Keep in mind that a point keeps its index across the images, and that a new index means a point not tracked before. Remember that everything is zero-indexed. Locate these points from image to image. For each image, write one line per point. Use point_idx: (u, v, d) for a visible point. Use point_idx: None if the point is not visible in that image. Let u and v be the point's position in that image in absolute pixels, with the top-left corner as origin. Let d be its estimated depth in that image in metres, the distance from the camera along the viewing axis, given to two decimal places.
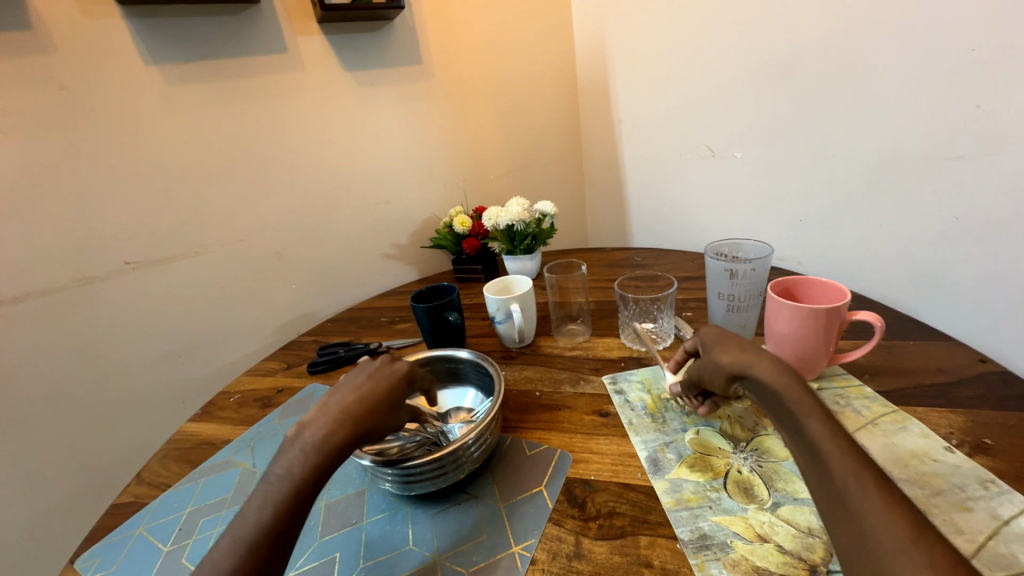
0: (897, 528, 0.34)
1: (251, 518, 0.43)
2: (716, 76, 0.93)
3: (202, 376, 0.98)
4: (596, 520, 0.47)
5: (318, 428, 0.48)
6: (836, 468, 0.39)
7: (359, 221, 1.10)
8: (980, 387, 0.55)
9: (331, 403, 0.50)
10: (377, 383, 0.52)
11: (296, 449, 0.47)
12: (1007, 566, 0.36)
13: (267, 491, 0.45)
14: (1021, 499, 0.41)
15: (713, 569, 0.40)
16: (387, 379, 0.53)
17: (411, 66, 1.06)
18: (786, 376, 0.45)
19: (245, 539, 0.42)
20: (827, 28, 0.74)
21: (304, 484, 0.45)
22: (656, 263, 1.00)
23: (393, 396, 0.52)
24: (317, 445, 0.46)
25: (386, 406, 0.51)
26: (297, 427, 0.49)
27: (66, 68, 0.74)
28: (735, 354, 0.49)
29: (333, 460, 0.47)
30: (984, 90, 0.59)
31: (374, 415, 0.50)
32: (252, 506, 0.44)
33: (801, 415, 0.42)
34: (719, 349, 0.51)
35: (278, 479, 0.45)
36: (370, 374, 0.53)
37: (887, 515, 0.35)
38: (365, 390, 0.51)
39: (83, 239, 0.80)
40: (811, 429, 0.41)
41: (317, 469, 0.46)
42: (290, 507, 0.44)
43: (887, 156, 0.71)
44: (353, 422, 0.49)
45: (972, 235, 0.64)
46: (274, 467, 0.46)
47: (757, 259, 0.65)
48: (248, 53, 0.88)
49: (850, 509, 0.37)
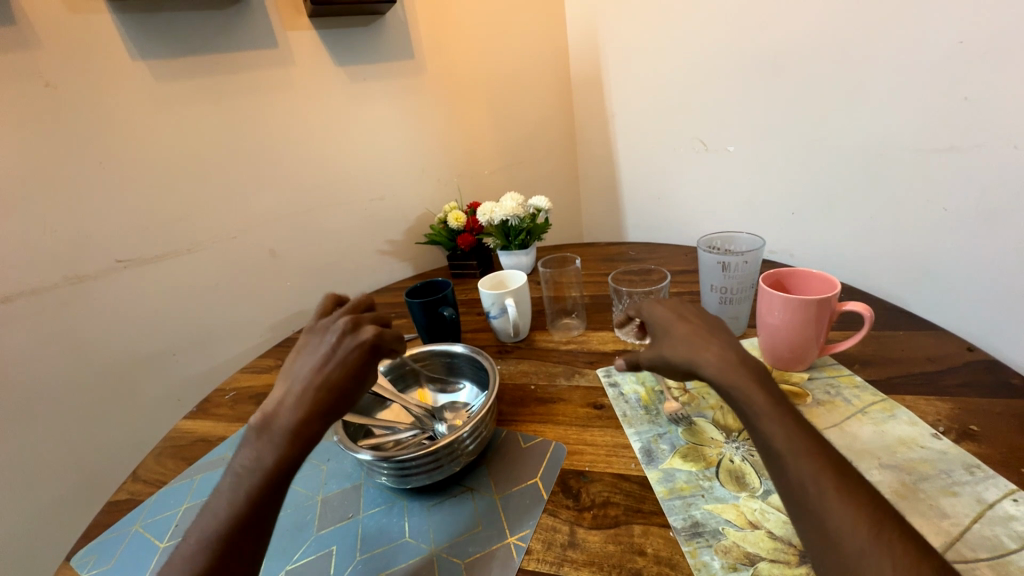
0: (858, 526, 0.34)
1: (221, 513, 0.42)
2: (708, 70, 0.93)
3: (196, 374, 0.98)
4: (591, 510, 0.47)
5: (286, 416, 0.46)
6: (794, 468, 0.38)
7: (353, 217, 1.10)
8: (967, 375, 0.56)
9: (297, 386, 0.47)
10: (343, 359, 0.48)
11: (263, 440, 0.45)
12: (991, 548, 0.37)
13: (235, 483, 0.44)
14: (1006, 484, 0.42)
15: (705, 555, 0.41)
16: (353, 350, 0.49)
17: (404, 61, 1.06)
18: (738, 371, 0.44)
19: (214, 532, 0.41)
20: (819, 20, 0.74)
21: (274, 474, 0.44)
22: (651, 257, 1.00)
23: (361, 369, 0.49)
24: (284, 436, 0.45)
25: (355, 381, 0.49)
26: (263, 415, 0.47)
27: (53, 65, 0.74)
28: (685, 347, 0.47)
29: (302, 448, 0.45)
30: (972, 80, 0.60)
31: (343, 395, 0.48)
32: (220, 501, 0.43)
33: (755, 416, 0.41)
34: (668, 342, 0.49)
35: (245, 470, 0.44)
36: (334, 350, 0.49)
37: (846, 515, 0.35)
38: (331, 368, 0.48)
39: (75, 238, 0.80)
40: (768, 432, 0.40)
41: (285, 461, 0.44)
42: (261, 497, 0.43)
43: (878, 148, 0.72)
44: (321, 405, 0.47)
45: (962, 225, 0.64)
46: (239, 459, 0.45)
47: (749, 252, 0.65)
48: (238, 48, 0.88)
49: (811, 512, 0.36)
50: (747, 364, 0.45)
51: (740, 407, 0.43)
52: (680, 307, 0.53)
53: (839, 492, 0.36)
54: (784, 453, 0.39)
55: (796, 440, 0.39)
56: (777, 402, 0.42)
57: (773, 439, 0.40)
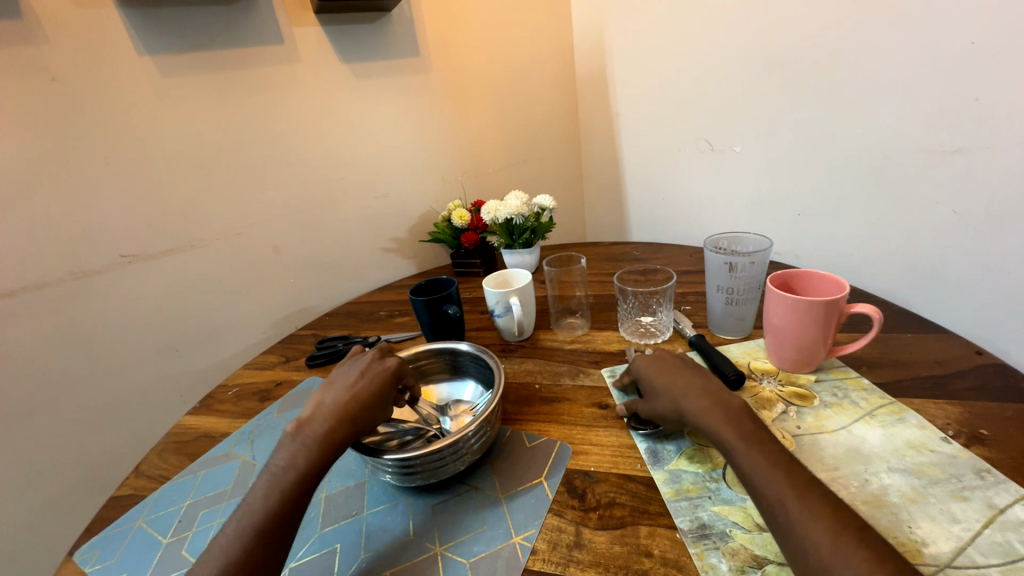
0: (821, 534, 0.35)
1: (257, 506, 0.43)
2: (715, 70, 0.92)
3: (200, 370, 0.97)
4: (597, 510, 0.47)
5: (318, 424, 0.49)
6: (765, 489, 0.39)
7: (358, 214, 1.10)
8: (976, 379, 0.55)
9: (330, 399, 0.51)
10: (371, 378, 0.52)
11: (297, 443, 0.47)
12: (1002, 554, 0.37)
13: (269, 482, 0.45)
14: (1017, 488, 0.42)
15: (713, 558, 0.41)
16: (380, 373, 0.53)
17: (409, 58, 1.05)
18: (714, 411, 0.46)
19: (251, 522, 0.43)
20: (829, 20, 0.73)
21: (306, 475, 0.45)
22: (656, 257, 1.00)
23: (387, 390, 0.53)
24: (317, 440, 0.47)
25: (382, 399, 0.52)
26: (297, 422, 0.50)
27: (58, 58, 0.73)
28: (662, 397, 0.50)
29: (331, 453, 0.47)
30: (984, 82, 0.59)
31: (370, 409, 0.50)
32: (256, 496, 0.45)
33: (729, 447, 0.43)
34: (652, 396, 0.52)
35: (280, 469, 0.46)
36: (365, 370, 0.53)
37: (810, 527, 0.36)
38: (359, 387, 0.51)
39: (78, 232, 0.79)
40: (741, 463, 0.41)
41: (316, 462, 0.46)
42: (294, 494, 0.44)
43: (887, 148, 0.71)
44: (349, 416, 0.49)
45: (972, 228, 0.64)
46: (274, 461, 0.47)
47: (756, 253, 0.65)
48: (244, 42, 0.87)
49: (781, 528, 0.37)
50: (720, 398, 0.47)
51: (715, 442, 0.44)
52: (664, 356, 0.55)
53: (802, 507, 0.37)
54: (754, 480, 0.40)
55: (761, 463, 0.40)
56: (744, 430, 0.44)
57: (747, 465, 0.41)
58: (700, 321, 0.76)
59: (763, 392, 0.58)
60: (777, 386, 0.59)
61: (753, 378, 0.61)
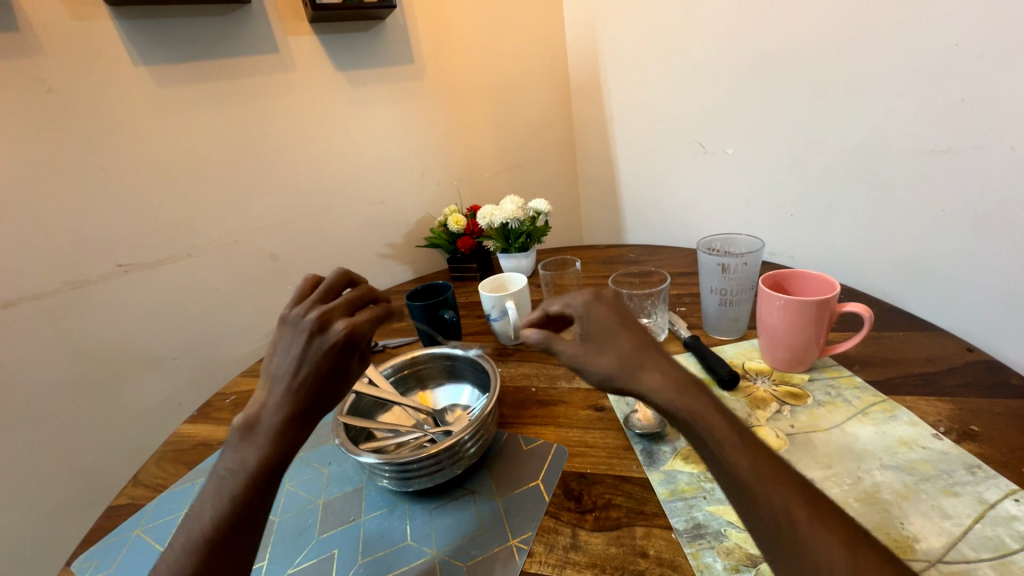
0: (834, 550, 0.32)
1: (206, 516, 0.42)
2: (706, 73, 0.93)
3: (197, 378, 0.97)
4: (593, 512, 0.47)
5: (267, 421, 0.44)
6: (766, 499, 0.34)
7: (354, 221, 1.10)
8: (967, 375, 0.56)
9: (277, 387, 0.45)
10: (316, 359, 0.44)
11: (247, 442, 0.44)
12: (993, 548, 0.37)
13: (219, 486, 0.44)
14: (1007, 483, 0.42)
15: (707, 557, 0.41)
16: (324, 355, 0.44)
17: (403, 65, 1.06)
18: (688, 391, 0.38)
19: (200, 535, 0.41)
20: (816, 24, 0.74)
21: (258, 479, 0.43)
22: (651, 259, 1.00)
23: (338, 370, 0.46)
24: (266, 442, 0.44)
25: (336, 377, 0.46)
26: (247, 415, 0.45)
27: (55, 70, 0.74)
28: (623, 357, 0.39)
29: (288, 448, 0.44)
30: (969, 83, 0.60)
31: (325, 393, 0.45)
32: (205, 504, 0.43)
33: (719, 445, 0.36)
34: (600, 350, 0.40)
35: (230, 473, 0.44)
36: (307, 347, 0.45)
37: (826, 545, 0.32)
38: (303, 375, 0.44)
39: (76, 241, 0.80)
40: (735, 463, 0.35)
41: (269, 466, 0.43)
42: (245, 500, 0.43)
43: (876, 149, 0.72)
44: (298, 408, 0.44)
45: (960, 226, 0.65)
46: (225, 460, 0.45)
47: (749, 253, 0.66)
48: (239, 53, 0.88)
49: (785, 543, 0.33)
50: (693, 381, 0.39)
51: (699, 437, 0.37)
52: (616, 302, 0.43)
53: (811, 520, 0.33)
54: (752, 485, 0.35)
55: (764, 468, 0.35)
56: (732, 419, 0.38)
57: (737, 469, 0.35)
58: (695, 322, 0.76)
59: (758, 392, 0.58)
60: (771, 386, 0.59)
61: (747, 378, 0.61)
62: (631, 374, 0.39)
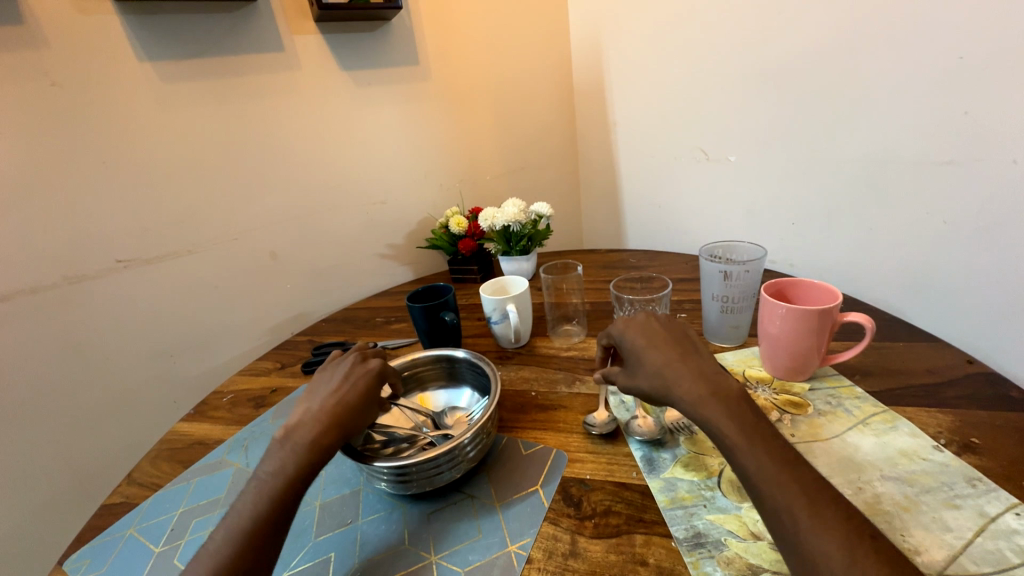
0: (830, 549, 0.34)
1: (246, 512, 0.44)
2: (710, 81, 0.93)
3: (195, 375, 0.97)
4: (592, 519, 0.47)
5: (304, 434, 0.49)
6: (772, 497, 0.38)
7: (355, 220, 1.10)
8: (967, 388, 0.56)
9: (316, 406, 0.51)
10: (355, 384, 0.53)
11: (285, 450, 0.48)
12: (994, 562, 0.37)
13: (257, 487, 0.46)
14: (1007, 497, 0.42)
15: (707, 567, 0.41)
16: (364, 376, 0.54)
17: (408, 66, 1.06)
18: (708, 402, 0.44)
19: (240, 530, 0.43)
20: (821, 36, 0.74)
21: (295, 479, 0.46)
22: (652, 265, 1.00)
23: (373, 391, 0.54)
24: (304, 447, 0.48)
25: (368, 403, 0.53)
26: (285, 429, 0.50)
27: (59, 65, 0.74)
28: (654, 368, 0.48)
29: (322, 456, 0.48)
30: (974, 97, 0.60)
31: (358, 415, 0.51)
32: (244, 502, 0.45)
33: (736, 450, 0.41)
34: (640, 356, 0.49)
35: (269, 476, 0.46)
36: (347, 375, 0.54)
37: (823, 541, 0.35)
38: (345, 391, 0.52)
39: (75, 236, 0.79)
40: (747, 465, 0.40)
41: (306, 467, 0.47)
42: (283, 500, 0.45)
43: (878, 160, 0.72)
44: (337, 420, 0.50)
45: (962, 238, 0.65)
46: (262, 467, 0.47)
47: (751, 261, 0.65)
48: (244, 50, 0.88)
49: (788, 539, 0.36)
50: (717, 384, 0.45)
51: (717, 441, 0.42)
52: (649, 326, 0.52)
53: (813, 518, 0.36)
54: (767, 485, 0.38)
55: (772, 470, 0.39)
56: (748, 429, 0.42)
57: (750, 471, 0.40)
58: (695, 329, 0.76)
59: (758, 400, 0.58)
60: (772, 394, 0.59)
61: (747, 386, 0.61)
62: (659, 385, 0.47)
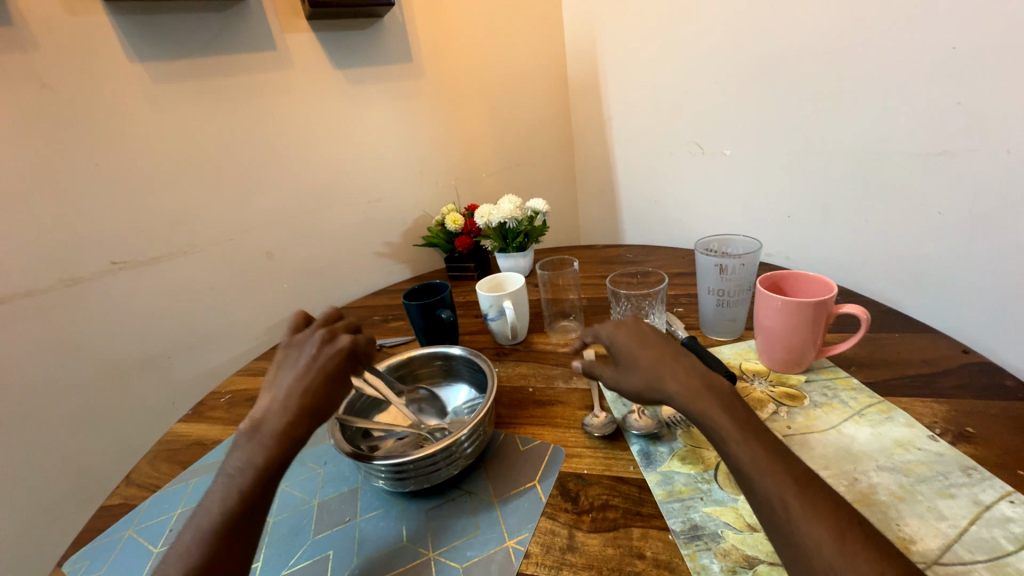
0: (820, 537, 0.34)
1: (217, 509, 0.43)
2: (704, 74, 0.93)
3: (192, 376, 0.97)
4: (589, 513, 0.47)
5: (273, 425, 0.48)
6: (761, 487, 0.38)
7: (351, 219, 1.10)
8: (962, 377, 0.56)
9: (283, 394, 0.50)
10: (324, 366, 0.51)
11: (255, 443, 0.47)
12: (988, 549, 0.37)
13: (227, 484, 0.45)
14: (1002, 485, 0.42)
15: (704, 559, 0.41)
16: (333, 358, 0.52)
17: (401, 63, 1.06)
18: (700, 396, 0.44)
19: (212, 526, 0.43)
20: (814, 28, 0.74)
21: (266, 471, 0.45)
22: (648, 259, 1.00)
23: (344, 373, 0.52)
24: (273, 440, 0.47)
25: (339, 386, 0.52)
26: (253, 421, 0.49)
27: (50, 67, 0.73)
28: (647, 368, 0.47)
29: (295, 446, 0.48)
30: (967, 87, 0.60)
31: (328, 401, 0.50)
32: (214, 499, 0.45)
33: (728, 441, 0.41)
34: (631, 358, 0.49)
35: (238, 471, 0.46)
36: (316, 357, 0.52)
37: (813, 528, 0.35)
38: (313, 375, 0.51)
39: (70, 239, 0.79)
40: (736, 455, 0.40)
41: (275, 458, 0.46)
42: (253, 494, 0.44)
43: (873, 153, 0.72)
44: (307, 409, 0.49)
45: (957, 228, 0.65)
46: (230, 462, 0.47)
47: (747, 254, 0.66)
48: (235, 49, 0.88)
49: (781, 528, 0.36)
50: (706, 378, 0.45)
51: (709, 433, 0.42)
52: (638, 326, 0.51)
53: (804, 506, 0.36)
54: (755, 474, 0.39)
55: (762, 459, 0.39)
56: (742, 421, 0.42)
57: (739, 459, 0.40)
58: (692, 323, 0.76)
59: (755, 393, 0.59)
60: (768, 387, 0.59)
61: (744, 378, 0.61)
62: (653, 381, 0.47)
